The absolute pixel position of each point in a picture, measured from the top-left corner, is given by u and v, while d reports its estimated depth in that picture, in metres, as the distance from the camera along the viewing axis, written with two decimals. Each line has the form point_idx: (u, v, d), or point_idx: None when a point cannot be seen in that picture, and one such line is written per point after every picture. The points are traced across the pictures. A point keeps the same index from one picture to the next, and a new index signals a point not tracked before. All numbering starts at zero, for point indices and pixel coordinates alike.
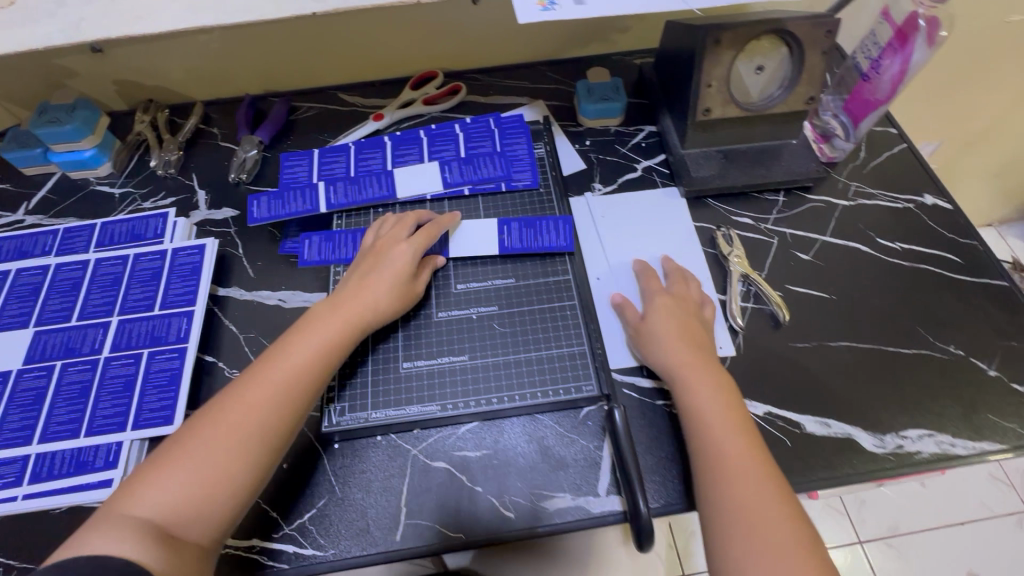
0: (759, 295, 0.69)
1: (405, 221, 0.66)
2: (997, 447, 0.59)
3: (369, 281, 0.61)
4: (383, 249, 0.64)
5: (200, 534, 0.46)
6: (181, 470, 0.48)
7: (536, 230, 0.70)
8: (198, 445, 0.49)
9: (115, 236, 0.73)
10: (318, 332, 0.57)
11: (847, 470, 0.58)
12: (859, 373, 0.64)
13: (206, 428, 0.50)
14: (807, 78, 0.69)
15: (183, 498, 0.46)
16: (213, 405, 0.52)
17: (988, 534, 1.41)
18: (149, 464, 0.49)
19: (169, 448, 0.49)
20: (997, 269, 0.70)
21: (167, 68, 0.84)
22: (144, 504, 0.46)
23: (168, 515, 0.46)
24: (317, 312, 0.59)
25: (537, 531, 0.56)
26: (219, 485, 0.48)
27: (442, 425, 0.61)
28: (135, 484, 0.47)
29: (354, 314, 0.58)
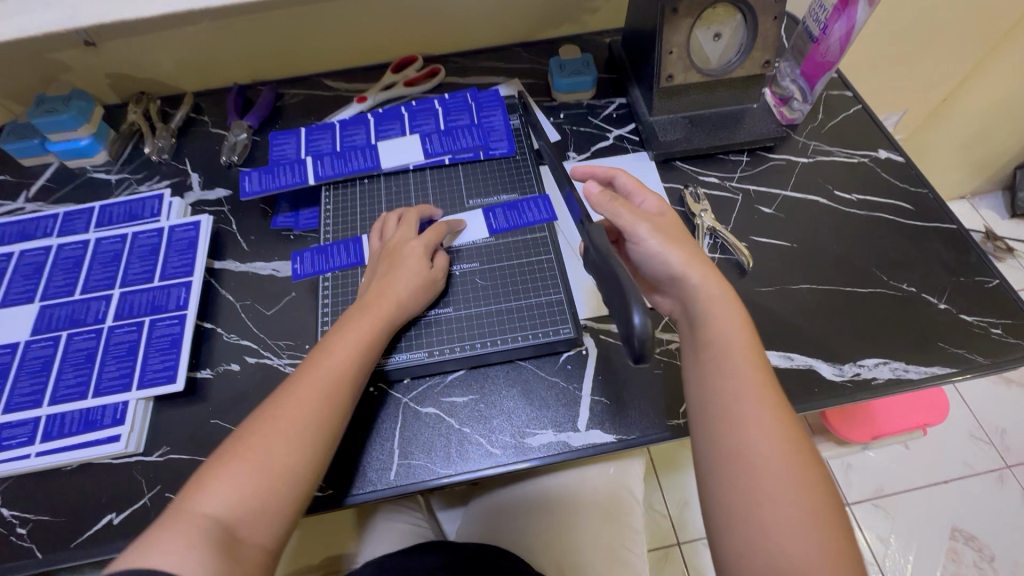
0: (726, 246, 0.73)
1: (411, 219, 0.68)
2: (947, 370, 0.63)
3: (391, 280, 0.63)
4: (398, 247, 0.66)
5: (266, 533, 0.48)
6: (241, 472, 0.49)
7: (518, 211, 0.73)
8: (258, 447, 0.50)
9: (113, 217, 0.77)
10: (351, 334, 0.59)
11: (810, 397, 0.63)
12: (819, 311, 0.68)
13: (261, 431, 0.51)
14: (762, 43, 0.74)
15: (252, 501, 0.48)
16: (264, 408, 0.53)
17: (972, 491, 1.45)
18: (207, 466, 0.50)
19: (225, 451, 0.50)
20: (946, 214, 0.75)
21: (158, 60, 0.88)
22: (213, 504, 0.47)
23: (239, 516, 0.47)
24: (349, 314, 0.61)
25: (523, 465, 0.60)
26: (283, 486, 0.50)
27: (431, 375, 0.65)
28: (197, 483, 0.48)
29: (385, 315, 0.61)
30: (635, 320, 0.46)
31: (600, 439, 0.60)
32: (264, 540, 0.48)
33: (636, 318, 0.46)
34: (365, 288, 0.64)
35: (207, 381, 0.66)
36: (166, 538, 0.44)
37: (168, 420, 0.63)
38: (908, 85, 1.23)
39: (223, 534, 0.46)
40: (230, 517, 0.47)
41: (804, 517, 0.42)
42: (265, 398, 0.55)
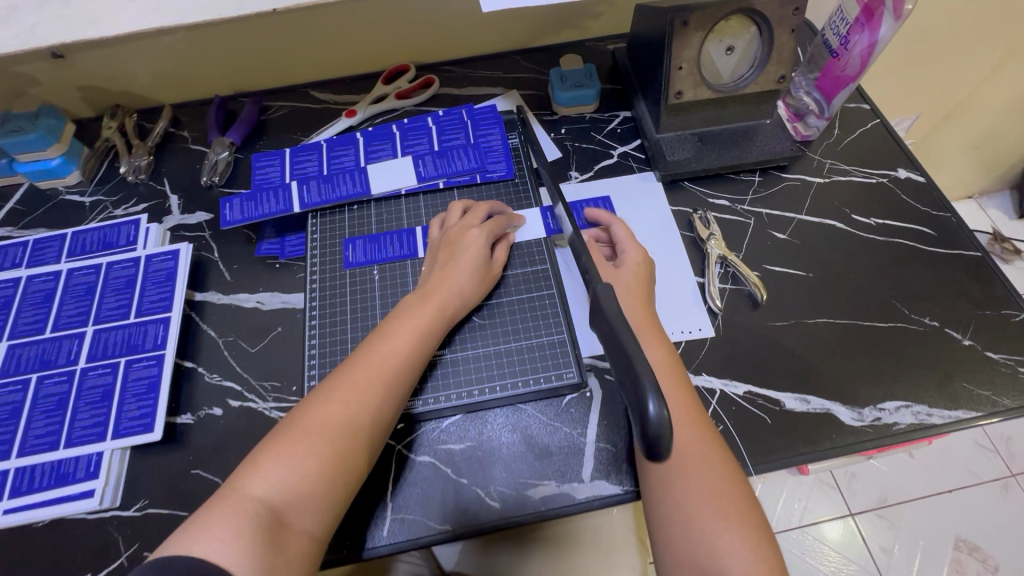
0: (737, 276, 0.69)
1: (478, 212, 0.68)
2: (973, 414, 0.60)
3: (450, 271, 0.62)
4: (457, 238, 0.65)
5: (312, 519, 0.49)
6: (295, 454, 0.50)
7: (578, 213, 0.73)
8: (313, 431, 0.51)
9: (86, 246, 0.72)
10: (410, 323, 0.59)
11: (828, 444, 0.59)
12: (837, 348, 0.64)
13: (317, 413, 0.52)
14: (777, 57, 0.69)
15: (302, 489, 0.49)
16: (322, 391, 0.54)
17: (976, 500, 1.44)
18: (267, 444, 0.51)
19: (284, 432, 0.51)
20: (970, 240, 0.71)
21: (133, 72, 0.83)
22: (267, 488, 0.48)
23: (289, 501, 0.48)
24: (407, 303, 0.61)
25: (522, 519, 0.56)
26: (332, 476, 0.50)
27: (426, 422, 0.61)
28: (254, 463, 0.49)
29: (442, 306, 0.60)
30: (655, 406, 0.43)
31: (604, 492, 0.57)
32: (311, 528, 0.49)
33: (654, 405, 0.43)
34: (425, 278, 0.64)
35: (188, 427, 0.62)
36: (222, 518, 0.46)
37: (145, 471, 0.60)
38: (922, 89, 1.18)
39: (273, 520, 0.47)
40: (281, 502, 0.48)
41: (723, 517, 0.46)
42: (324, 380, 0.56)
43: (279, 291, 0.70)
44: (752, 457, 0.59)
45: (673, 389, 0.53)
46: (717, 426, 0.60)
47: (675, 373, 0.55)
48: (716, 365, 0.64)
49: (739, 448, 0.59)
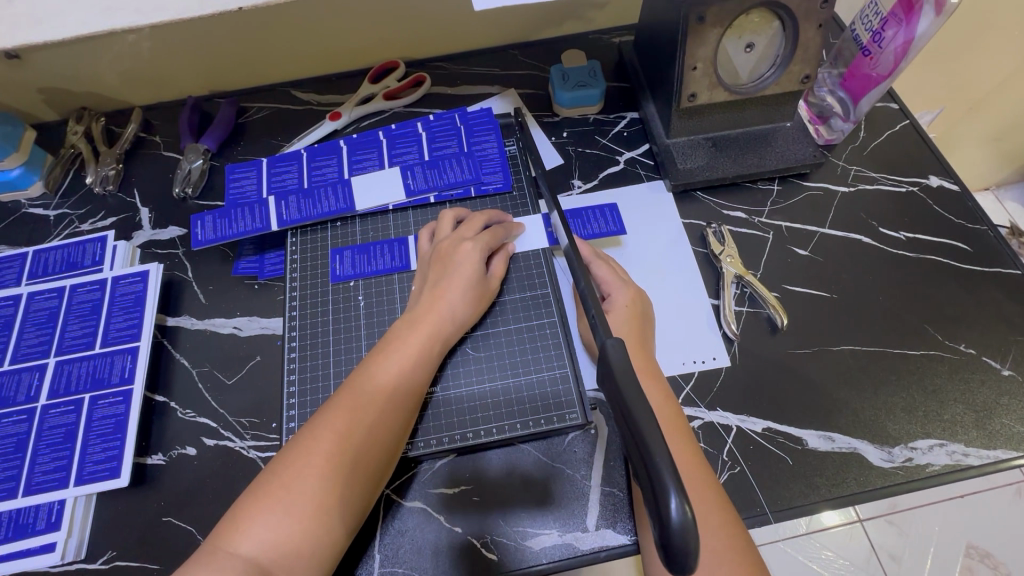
0: (755, 297, 0.64)
1: (474, 222, 0.62)
2: (1013, 454, 0.55)
3: (443, 290, 0.57)
4: (449, 253, 0.59)
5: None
6: (278, 508, 0.44)
7: (585, 219, 0.68)
8: (297, 480, 0.45)
9: (49, 266, 0.67)
10: (400, 351, 0.53)
11: (855, 488, 0.54)
12: (863, 379, 0.59)
13: (302, 458, 0.46)
14: (802, 56, 0.62)
15: (290, 544, 0.43)
16: (305, 433, 0.48)
17: (1006, 535, 1.21)
18: (245, 497, 0.45)
19: (263, 482, 0.45)
20: (1009, 256, 0.65)
21: (97, 73, 0.76)
22: (249, 546, 0.42)
23: (274, 560, 0.42)
24: (396, 329, 0.55)
25: (522, 573, 0.52)
26: (322, 527, 0.44)
27: (416, 464, 0.56)
28: (233, 520, 0.44)
29: (436, 329, 0.55)
30: (676, 505, 0.30)
31: (611, 542, 0.52)
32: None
33: (676, 503, 0.31)
34: (415, 297, 0.58)
35: (159, 468, 0.57)
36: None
37: (113, 519, 0.55)
38: (950, 80, 1.04)
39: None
40: (266, 562, 0.42)
41: None
42: (305, 420, 0.50)
43: (257, 316, 0.65)
44: (772, 503, 0.54)
45: (677, 447, 0.49)
46: (734, 467, 0.55)
47: (678, 427, 0.50)
48: (732, 399, 0.59)
49: (757, 493, 0.54)
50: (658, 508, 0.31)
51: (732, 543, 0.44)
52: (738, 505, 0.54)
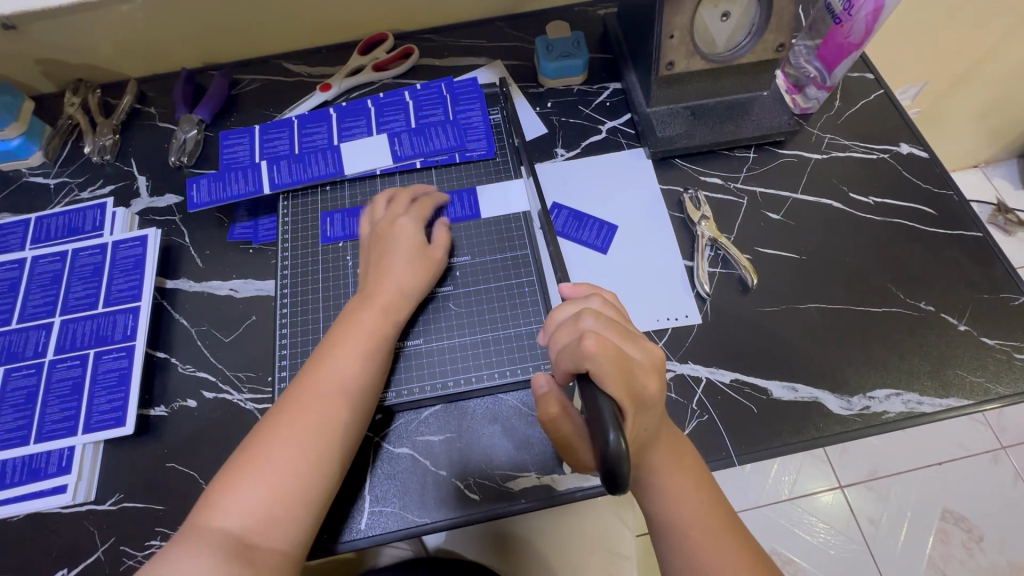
0: (728, 259, 0.67)
1: (401, 198, 0.64)
2: (965, 402, 0.58)
3: (387, 267, 0.59)
4: (387, 232, 0.62)
5: (281, 539, 0.47)
6: (248, 484, 0.47)
7: (581, 224, 0.69)
8: (263, 458, 0.49)
9: (51, 231, 0.69)
10: (349, 329, 0.56)
11: (816, 433, 0.58)
12: (826, 335, 0.62)
13: (266, 441, 0.50)
14: (776, 25, 0.64)
15: (260, 509, 0.47)
16: (265, 421, 0.52)
17: (982, 500, 1.25)
18: (216, 482, 0.49)
19: (230, 469, 0.49)
20: (972, 219, 0.68)
21: (93, 45, 0.78)
22: (224, 520, 0.46)
23: (248, 525, 0.46)
24: (349, 310, 0.58)
25: (503, 511, 0.56)
26: (292, 496, 0.48)
27: (402, 413, 0.60)
28: (208, 500, 0.47)
29: (385, 304, 0.58)
30: (613, 436, 0.36)
31: (587, 484, 0.56)
32: (282, 545, 0.47)
33: (613, 436, 0.36)
34: (364, 277, 0.61)
35: (162, 419, 0.61)
36: (177, 558, 0.44)
37: (119, 465, 0.59)
38: (933, 54, 1.04)
39: (233, 545, 0.45)
40: (244, 529, 0.46)
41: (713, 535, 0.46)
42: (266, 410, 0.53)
43: (252, 278, 0.68)
44: (737, 447, 0.57)
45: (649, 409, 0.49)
46: (703, 415, 0.59)
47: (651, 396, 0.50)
48: (703, 353, 0.62)
49: (724, 438, 0.58)
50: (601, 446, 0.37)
51: (711, 492, 0.49)
52: (705, 449, 0.58)
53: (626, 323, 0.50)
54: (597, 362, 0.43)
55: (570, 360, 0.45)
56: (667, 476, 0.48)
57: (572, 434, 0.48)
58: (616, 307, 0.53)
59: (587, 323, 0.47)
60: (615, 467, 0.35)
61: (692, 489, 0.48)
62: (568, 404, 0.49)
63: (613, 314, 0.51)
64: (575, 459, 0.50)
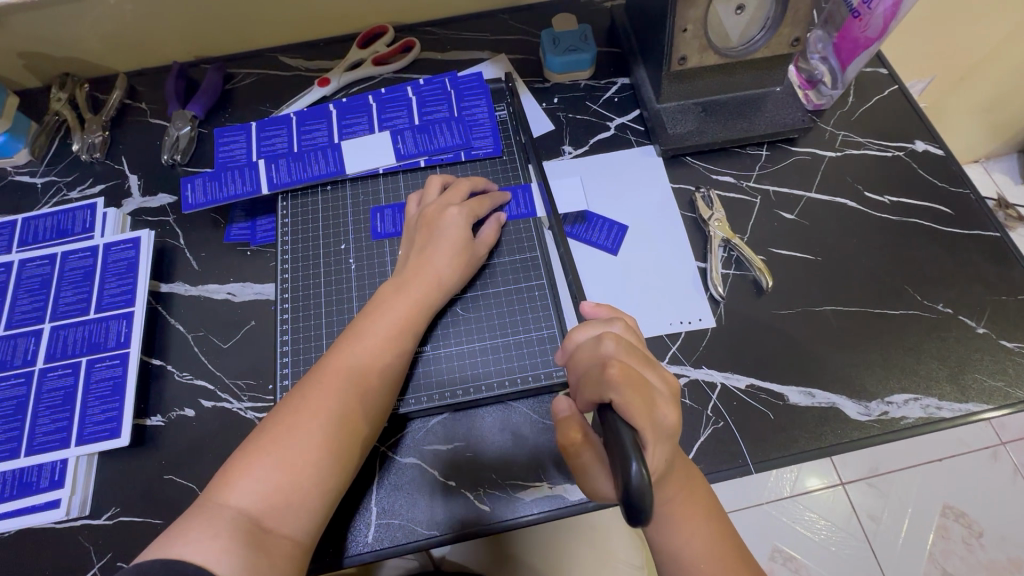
0: (741, 260, 0.65)
1: (460, 187, 0.62)
2: (984, 407, 0.57)
3: (429, 256, 0.58)
4: (434, 218, 0.60)
5: (294, 528, 0.45)
6: (269, 461, 0.46)
7: (591, 225, 0.67)
8: (287, 437, 0.47)
9: (39, 233, 0.66)
10: (387, 315, 0.54)
11: (834, 439, 0.56)
12: (843, 338, 0.61)
13: (292, 418, 0.48)
14: (792, 18, 0.62)
15: (281, 492, 0.45)
16: (294, 395, 0.50)
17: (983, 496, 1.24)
18: (239, 452, 0.47)
19: (254, 441, 0.47)
20: (988, 219, 0.66)
21: (79, 37, 0.75)
22: (242, 497, 0.44)
23: (266, 507, 0.44)
24: (384, 293, 0.56)
25: (513, 523, 0.54)
26: (312, 481, 0.46)
27: (409, 422, 0.58)
28: (227, 474, 0.46)
29: (424, 296, 0.56)
30: (636, 467, 0.34)
31: None
32: (296, 533, 0.45)
33: (634, 466, 0.34)
34: (403, 262, 0.59)
35: (158, 429, 0.59)
36: (195, 530, 0.42)
37: (114, 477, 0.56)
38: (942, 48, 1.03)
39: (250, 528, 0.43)
40: (260, 510, 0.44)
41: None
42: (293, 385, 0.51)
43: (251, 282, 0.65)
44: (754, 455, 0.56)
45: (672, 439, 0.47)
46: (718, 422, 0.57)
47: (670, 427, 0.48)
48: (717, 358, 0.60)
49: (740, 445, 0.56)
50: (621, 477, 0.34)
51: (719, 526, 0.48)
52: (721, 457, 0.56)
53: (646, 352, 0.48)
54: (619, 390, 0.41)
55: (592, 387, 0.43)
56: (678, 510, 0.47)
57: (592, 464, 0.46)
58: (636, 334, 0.51)
59: (608, 349, 0.46)
60: (637, 500, 0.33)
61: (701, 521, 0.47)
62: (589, 430, 0.46)
63: (633, 341, 0.49)
64: (592, 488, 0.47)
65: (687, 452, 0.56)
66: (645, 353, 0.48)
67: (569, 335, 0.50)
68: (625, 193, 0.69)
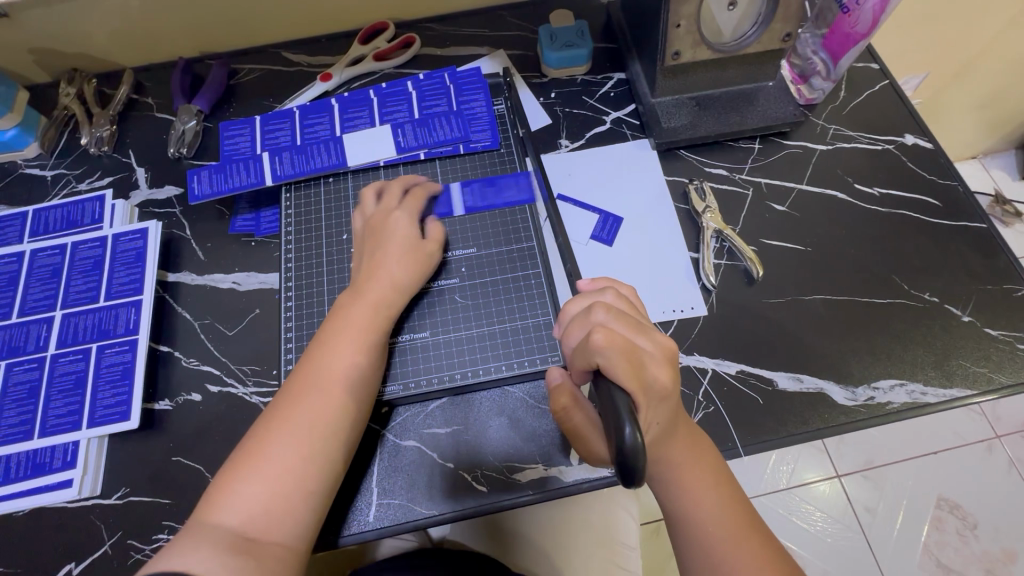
0: (733, 251, 0.67)
1: (394, 189, 0.63)
2: (967, 393, 0.59)
3: (378, 260, 0.59)
4: (382, 222, 0.61)
5: (283, 535, 0.46)
6: (247, 484, 0.47)
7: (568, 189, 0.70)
8: (261, 457, 0.48)
9: (50, 224, 0.68)
10: (340, 325, 0.55)
11: (821, 423, 0.58)
12: (831, 326, 0.62)
13: (262, 441, 0.49)
14: (783, 13, 0.63)
15: (263, 504, 0.47)
16: (263, 419, 0.51)
17: (980, 489, 1.25)
18: (215, 485, 0.48)
19: (230, 468, 0.48)
20: (976, 210, 0.68)
21: (87, 33, 0.77)
22: (226, 516, 0.45)
23: (249, 524, 0.45)
24: (338, 306, 0.57)
25: (510, 503, 0.56)
26: (291, 494, 0.47)
27: (409, 406, 0.60)
28: (209, 498, 0.47)
29: (376, 300, 0.57)
30: (630, 430, 0.36)
31: (594, 474, 0.56)
32: (286, 540, 0.46)
33: (629, 429, 0.37)
34: (357, 269, 0.60)
35: (166, 413, 0.60)
36: (183, 546, 0.43)
37: (124, 459, 0.58)
38: (938, 46, 1.04)
39: (236, 541, 0.44)
40: (244, 525, 0.45)
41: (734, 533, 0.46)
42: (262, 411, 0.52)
43: (255, 271, 0.67)
44: (744, 438, 0.58)
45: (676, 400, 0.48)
46: (709, 407, 0.59)
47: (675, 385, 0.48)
48: (709, 345, 0.62)
49: (730, 429, 0.58)
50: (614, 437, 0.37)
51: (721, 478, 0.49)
52: (712, 440, 0.58)
53: (640, 319, 0.49)
54: (606, 355, 0.43)
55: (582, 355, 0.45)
56: (685, 474, 0.47)
57: (584, 426, 0.49)
58: (632, 302, 0.52)
59: (600, 316, 0.47)
60: (632, 461, 0.36)
61: (709, 486, 0.48)
62: (579, 396, 0.50)
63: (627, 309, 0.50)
64: (588, 453, 0.50)
65: None
66: (640, 320, 0.49)
67: (562, 309, 0.52)
68: (619, 189, 0.71)
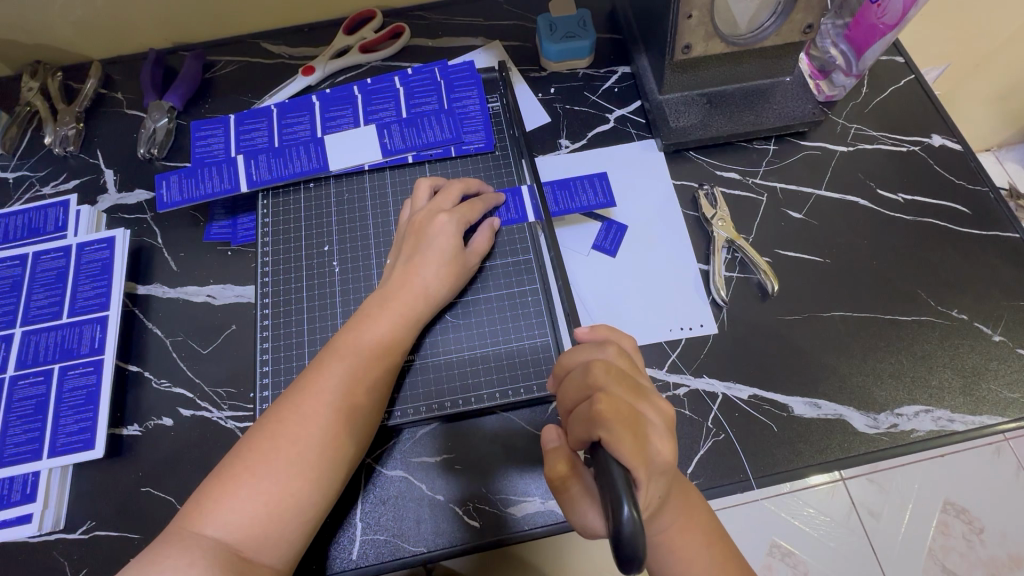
0: (745, 262, 0.62)
1: (451, 190, 0.58)
2: (997, 420, 0.55)
3: (416, 266, 0.54)
4: (424, 226, 0.56)
5: (273, 557, 0.43)
6: (244, 488, 0.43)
7: (572, 191, 0.64)
8: (263, 462, 0.44)
9: (10, 232, 0.64)
10: (371, 331, 0.51)
11: (840, 453, 0.54)
12: (851, 346, 0.58)
13: (269, 442, 0.45)
14: (805, 3, 0.56)
15: (258, 520, 0.43)
16: (271, 418, 0.47)
17: None
18: (212, 479, 0.45)
19: (228, 467, 0.45)
20: (1008, 219, 0.63)
21: (49, 23, 0.71)
22: (216, 527, 0.42)
23: (245, 539, 0.42)
24: (367, 307, 0.53)
25: (503, 539, 0.52)
26: (289, 512, 0.44)
27: (398, 433, 0.55)
28: (199, 502, 0.43)
29: (411, 309, 0.53)
30: (628, 511, 0.32)
31: None
32: (274, 563, 0.43)
33: (627, 510, 0.32)
34: (389, 271, 0.56)
35: (135, 439, 0.56)
36: (168, 559, 0.40)
37: (91, 490, 0.54)
38: (961, 36, 0.97)
39: (227, 558, 0.41)
40: (234, 540, 0.42)
41: None
42: (268, 408, 0.48)
43: (231, 283, 0.63)
44: (756, 470, 0.54)
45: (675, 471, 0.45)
46: (719, 434, 0.55)
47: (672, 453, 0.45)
48: (719, 366, 0.58)
49: (741, 459, 0.54)
50: (611, 517, 0.32)
51: (720, 549, 0.45)
52: (722, 471, 0.54)
53: (638, 380, 0.45)
54: (607, 423, 0.39)
55: (580, 425, 0.41)
56: (678, 540, 0.44)
57: (581, 498, 0.44)
58: (632, 359, 0.48)
59: (598, 378, 0.43)
60: (631, 548, 0.31)
61: (702, 548, 0.45)
62: (577, 460, 0.45)
63: (626, 368, 0.46)
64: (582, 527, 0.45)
65: (686, 466, 0.54)
66: (638, 381, 0.45)
67: (560, 361, 0.48)
68: (622, 199, 0.65)
